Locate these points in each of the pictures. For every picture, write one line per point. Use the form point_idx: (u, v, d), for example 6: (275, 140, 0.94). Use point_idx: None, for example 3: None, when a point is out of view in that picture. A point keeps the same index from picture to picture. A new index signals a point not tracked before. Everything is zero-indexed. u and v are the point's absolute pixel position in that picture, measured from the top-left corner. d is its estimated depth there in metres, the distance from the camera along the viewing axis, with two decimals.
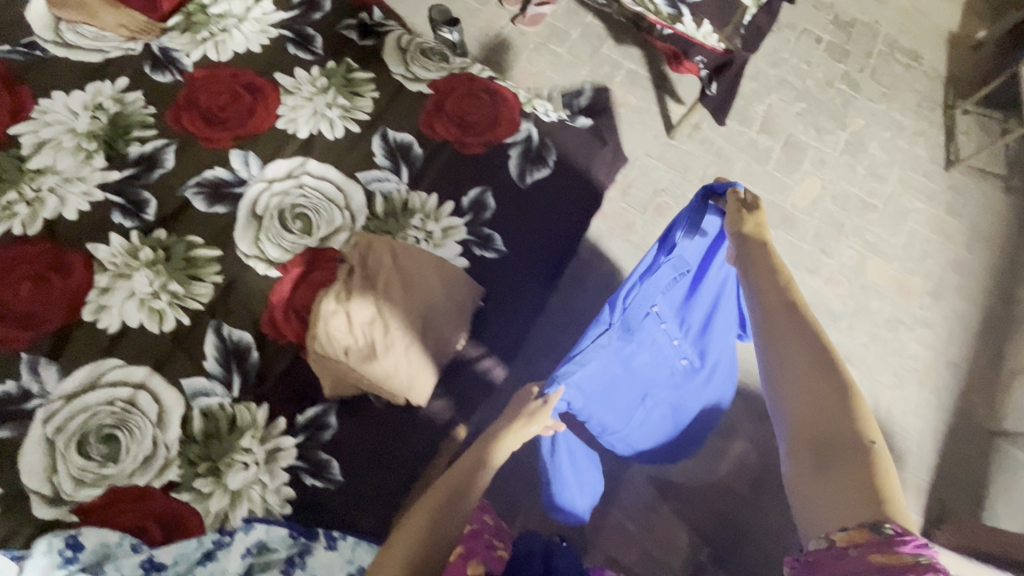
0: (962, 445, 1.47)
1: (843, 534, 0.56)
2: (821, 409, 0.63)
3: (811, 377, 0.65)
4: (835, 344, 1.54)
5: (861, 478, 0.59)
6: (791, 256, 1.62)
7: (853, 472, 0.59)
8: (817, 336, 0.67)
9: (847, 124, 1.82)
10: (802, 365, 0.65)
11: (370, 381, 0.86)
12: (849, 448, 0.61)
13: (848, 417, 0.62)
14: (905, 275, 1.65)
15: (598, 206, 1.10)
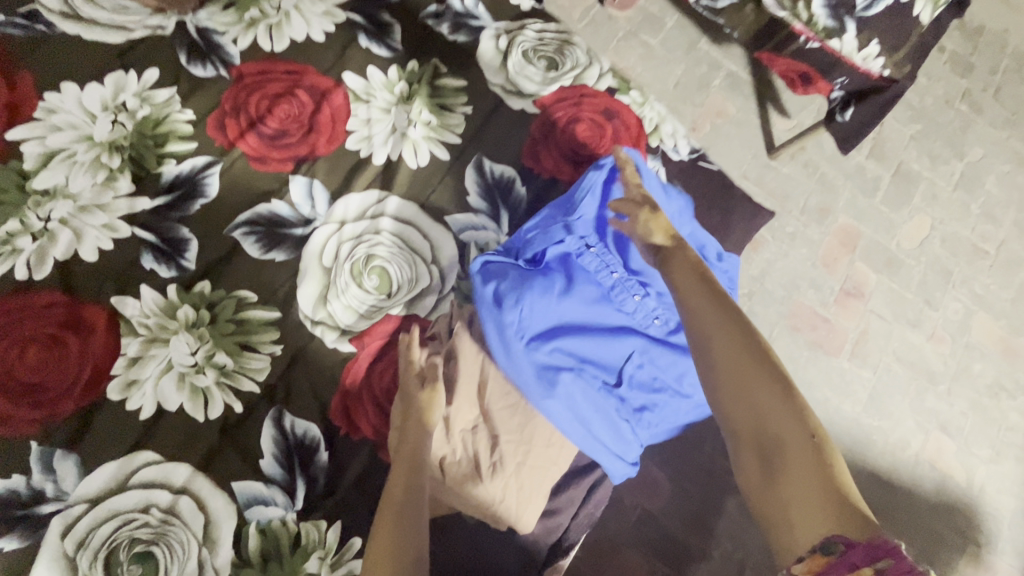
0: None
1: (800, 565, 0.44)
2: (753, 411, 0.52)
3: (739, 371, 0.54)
4: (932, 410, 1.39)
5: (813, 487, 0.47)
6: (893, 306, 1.44)
7: (799, 479, 0.48)
8: (740, 324, 0.57)
9: (964, 152, 1.60)
10: (728, 367, 0.55)
11: (466, 503, 0.70)
12: (791, 449, 0.50)
13: (790, 417, 0.51)
14: (1013, 335, 1.48)
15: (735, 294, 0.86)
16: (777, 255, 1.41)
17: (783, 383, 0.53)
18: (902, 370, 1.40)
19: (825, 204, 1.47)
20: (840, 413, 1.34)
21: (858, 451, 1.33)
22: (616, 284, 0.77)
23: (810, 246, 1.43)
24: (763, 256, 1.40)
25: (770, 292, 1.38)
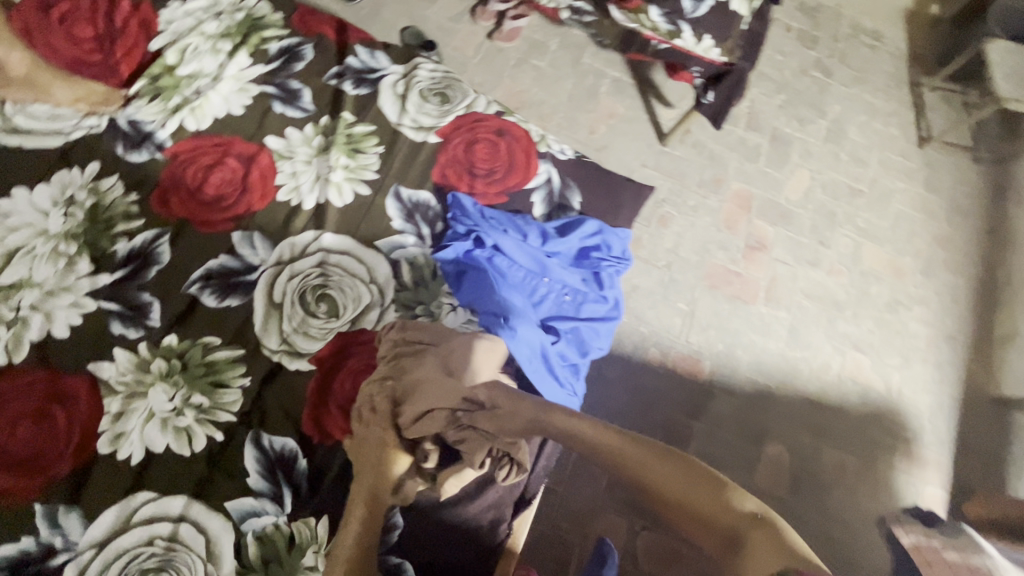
0: (971, 416, 1.55)
1: None
2: (707, 525, 0.61)
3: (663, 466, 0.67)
4: (844, 334, 1.58)
5: (762, 549, 0.56)
6: (793, 251, 1.64)
7: (760, 559, 0.55)
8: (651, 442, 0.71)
9: (826, 111, 1.85)
10: (675, 486, 0.65)
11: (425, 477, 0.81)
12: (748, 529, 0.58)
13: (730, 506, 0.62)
14: (897, 256, 1.71)
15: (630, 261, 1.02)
16: (686, 226, 1.60)
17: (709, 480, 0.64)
18: (812, 305, 1.59)
19: (718, 175, 1.67)
20: (767, 352, 1.51)
21: (789, 382, 1.49)
22: (528, 276, 0.95)
23: (712, 214, 1.63)
24: (674, 229, 1.59)
25: (685, 258, 1.56)
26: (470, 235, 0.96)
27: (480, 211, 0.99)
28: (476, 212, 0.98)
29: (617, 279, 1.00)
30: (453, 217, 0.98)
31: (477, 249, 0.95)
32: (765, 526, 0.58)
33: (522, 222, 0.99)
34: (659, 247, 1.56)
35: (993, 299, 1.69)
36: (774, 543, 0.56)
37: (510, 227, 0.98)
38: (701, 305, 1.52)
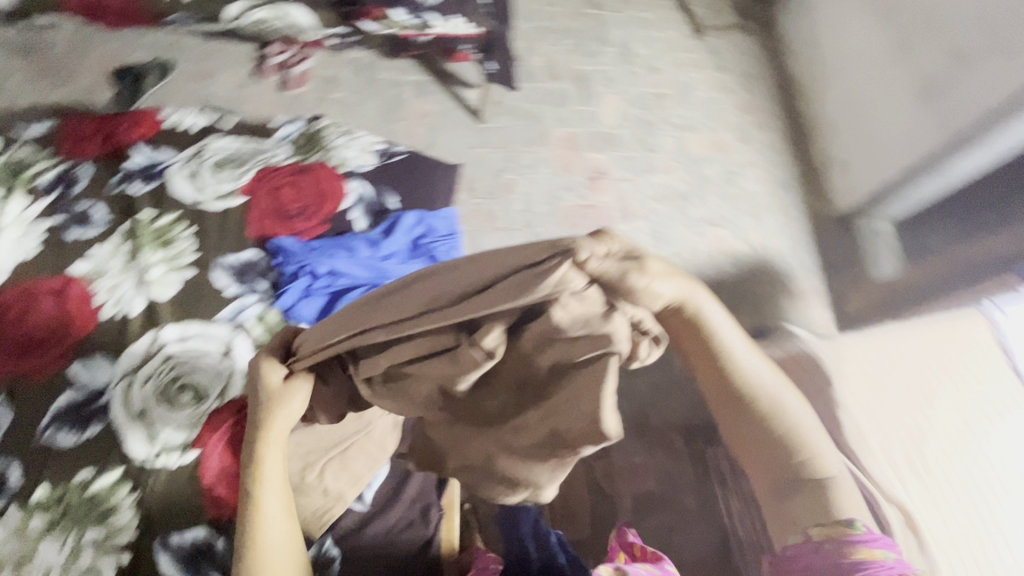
0: (822, 240, 1.76)
1: (818, 530, 0.75)
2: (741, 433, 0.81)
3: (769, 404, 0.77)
4: (699, 217, 1.75)
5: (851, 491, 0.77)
6: (629, 165, 1.79)
7: (801, 511, 0.77)
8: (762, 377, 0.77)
9: (610, 39, 2.02)
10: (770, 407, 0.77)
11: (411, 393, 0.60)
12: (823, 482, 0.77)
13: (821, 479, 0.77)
14: (716, 135, 1.90)
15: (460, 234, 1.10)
16: (530, 185, 1.71)
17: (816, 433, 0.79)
18: (663, 204, 1.75)
19: (540, 129, 1.80)
20: None
21: None
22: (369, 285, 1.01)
23: (548, 164, 1.75)
24: (521, 192, 1.69)
25: (541, 212, 1.67)
26: (301, 270, 1.00)
27: (304, 248, 1.03)
28: (300, 250, 1.02)
29: (453, 253, 1.08)
30: (281, 263, 1.02)
31: (313, 282, 1.00)
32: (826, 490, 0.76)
33: (345, 240, 1.04)
34: (513, 212, 1.65)
35: (803, 138, 1.92)
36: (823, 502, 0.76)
37: (337, 249, 1.03)
38: (572, 247, 1.63)
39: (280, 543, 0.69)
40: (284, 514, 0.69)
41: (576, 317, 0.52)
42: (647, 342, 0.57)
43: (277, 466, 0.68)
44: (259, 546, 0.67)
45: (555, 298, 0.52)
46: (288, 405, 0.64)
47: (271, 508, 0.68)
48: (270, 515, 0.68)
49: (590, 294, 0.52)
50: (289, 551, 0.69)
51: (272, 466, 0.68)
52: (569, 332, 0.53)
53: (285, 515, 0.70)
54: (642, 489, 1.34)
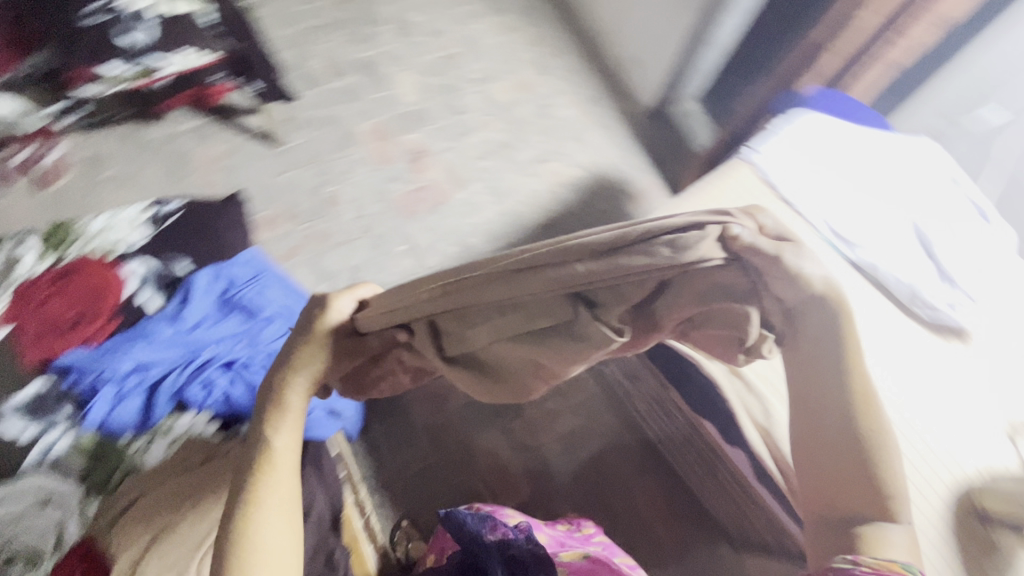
0: (641, 139, 1.89)
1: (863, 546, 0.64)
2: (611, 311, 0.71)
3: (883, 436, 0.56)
4: (528, 159, 1.79)
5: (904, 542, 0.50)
6: (446, 134, 1.78)
7: None
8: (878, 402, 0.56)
9: (381, 18, 1.97)
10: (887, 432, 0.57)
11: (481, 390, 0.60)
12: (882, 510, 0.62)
13: None
14: (516, 76, 1.93)
15: (266, 265, 1.07)
16: (356, 188, 1.64)
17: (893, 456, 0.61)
18: (491, 159, 1.76)
19: (344, 131, 1.73)
20: (491, 219, 1.66)
21: (522, 224, 1.67)
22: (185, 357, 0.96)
23: (366, 162, 1.69)
24: (349, 199, 1.63)
25: (377, 211, 1.62)
26: (101, 377, 0.91)
27: (96, 353, 0.94)
28: (90, 359, 0.93)
29: (263, 287, 1.04)
30: (74, 378, 0.91)
31: (121, 382, 0.92)
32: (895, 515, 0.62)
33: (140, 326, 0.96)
34: (348, 221, 1.59)
35: (593, 53, 2.01)
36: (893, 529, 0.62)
37: (134, 340, 0.95)
38: (419, 232, 1.60)
39: (276, 549, 0.51)
40: (285, 509, 0.54)
41: (717, 287, 0.48)
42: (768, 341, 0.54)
43: (291, 438, 0.57)
44: (248, 545, 0.50)
45: (691, 272, 0.47)
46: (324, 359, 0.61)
47: (267, 499, 0.53)
48: (263, 512, 0.53)
49: (740, 272, 0.48)
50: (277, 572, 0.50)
51: (280, 433, 0.57)
52: (696, 305, 0.49)
53: (282, 512, 0.54)
54: (555, 433, 1.37)
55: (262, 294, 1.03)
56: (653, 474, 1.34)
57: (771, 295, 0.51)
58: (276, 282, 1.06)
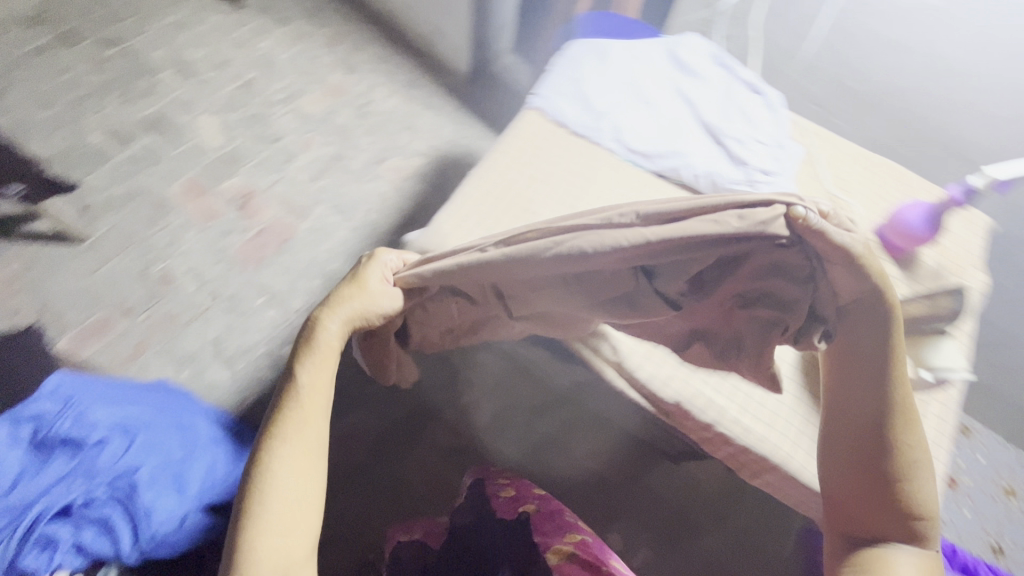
0: (471, 107, 1.85)
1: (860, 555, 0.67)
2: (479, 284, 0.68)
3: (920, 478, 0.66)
4: (365, 163, 1.70)
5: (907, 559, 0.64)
6: (270, 167, 1.66)
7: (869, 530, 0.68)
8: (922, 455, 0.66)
9: (154, 66, 1.77)
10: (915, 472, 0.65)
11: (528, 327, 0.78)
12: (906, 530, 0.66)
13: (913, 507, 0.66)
14: (324, 83, 1.82)
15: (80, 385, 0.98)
16: (189, 257, 1.50)
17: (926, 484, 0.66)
18: (327, 177, 1.66)
19: (155, 200, 1.56)
20: (347, 238, 1.57)
21: (380, 232, 1.60)
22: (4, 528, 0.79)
23: (190, 226, 1.54)
24: (185, 271, 1.48)
25: (220, 272, 1.49)
26: None
27: None
28: None
29: (80, 408, 0.93)
30: None
31: None
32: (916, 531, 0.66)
33: None
34: (193, 294, 1.45)
35: (395, 35, 1.92)
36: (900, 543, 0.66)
37: None
38: (274, 278, 1.50)
39: (288, 474, 0.62)
40: (301, 452, 0.64)
41: (775, 264, 0.56)
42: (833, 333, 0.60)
43: (317, 384, 0.69)
44: (268, 468, 0.62)
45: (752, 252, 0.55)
46: (353, 315, 0.73)
47: (286, 436, 0.65)
48: (282, 446, 0.64)
49: (800, 253, 0.55)
50: (288, 496, 0.61)
51: (307, 370, 0.70)
52: (750, 283, 0.58)
53: (299, 449, 0.64)
54: (476, 423, 1.33)
55: (84, 415, 0.92)
56: (576, 423, 1.35)
57: (826, 283, 0.58)
58: (95, 397, 0.96)
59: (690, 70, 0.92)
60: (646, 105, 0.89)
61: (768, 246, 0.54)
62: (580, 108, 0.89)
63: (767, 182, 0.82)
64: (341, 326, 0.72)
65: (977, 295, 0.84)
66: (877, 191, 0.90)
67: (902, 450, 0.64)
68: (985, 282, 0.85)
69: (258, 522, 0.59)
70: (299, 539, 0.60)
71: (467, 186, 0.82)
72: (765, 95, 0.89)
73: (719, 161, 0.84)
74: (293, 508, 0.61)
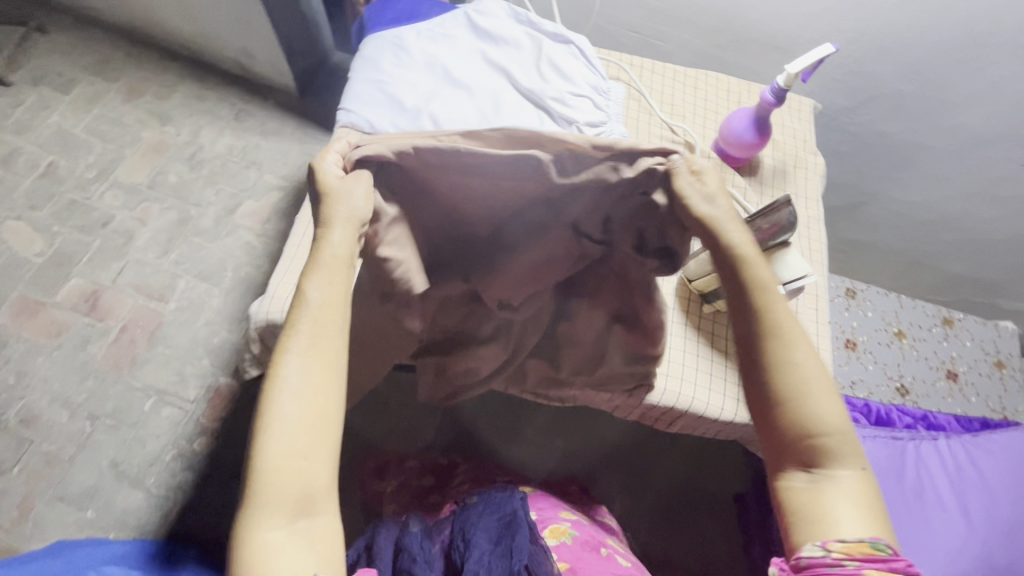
0: (313, 122, 1.70)
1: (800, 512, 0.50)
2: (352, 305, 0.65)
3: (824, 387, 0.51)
4: (216, 218, 1.54)
5: (855, 506, 0.48)
6: (108, 256, 1.46)
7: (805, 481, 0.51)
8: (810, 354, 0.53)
9: None
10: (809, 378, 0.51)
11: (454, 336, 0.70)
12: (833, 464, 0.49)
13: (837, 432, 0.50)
14: (140, 143, 1.61)
15: None
16: (49, 385, 1.31)
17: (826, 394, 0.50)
18: (178, 246, 1.49)
19: None
20: (223, 305, 1.43)
21: (258, 287, 1.47)
22: None
23: (37, 351, 1.34)
24: (50, 402, 1.30)
25: (92, 389, 1.32)
26: None
27: None
28: None
29: None
30: None
31: None
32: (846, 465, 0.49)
33: None
34: (68, 424, 1.28)
35: (203, 66, 1.71)
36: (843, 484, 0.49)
37: None
38: (158, 374, 1.35)
39: (295, 404, 0.47)
40: (319, 374, 0.48)
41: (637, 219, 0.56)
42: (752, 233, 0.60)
43: (330, 291, 0.50)
44: (268, 399, 0.47)
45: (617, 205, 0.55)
46: (350, 209, 0.52)
47: (297, 353, 0.49)
48: (289, 368, 0.48)
49: (646, 207, 0.55)
50: (299, 429, 0.47)
51: (313, 282, 0.51)
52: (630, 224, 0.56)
53: (313, 372, 0.48)
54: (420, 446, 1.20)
55: None
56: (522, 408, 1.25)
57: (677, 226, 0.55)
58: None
59: (493, 38, 0.87)
60: (459, 89, 0.83)
61: (633, 199, 0.54)
62: (392, 113, 0.81)
63: (597, 132, 0.79)
64: (348, 227, 0.52)
65: (818, 177, 0.88)
66: (704, 106, 0.90)
67: (786, 364, 0.51)
68: (823, 162, 0.89)
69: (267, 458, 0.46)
70: (318, 480, 0.47)
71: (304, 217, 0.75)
72: (573, 41, 0.85)
73: (547, 124, 0.79)
74: (311, 443, 0.47)
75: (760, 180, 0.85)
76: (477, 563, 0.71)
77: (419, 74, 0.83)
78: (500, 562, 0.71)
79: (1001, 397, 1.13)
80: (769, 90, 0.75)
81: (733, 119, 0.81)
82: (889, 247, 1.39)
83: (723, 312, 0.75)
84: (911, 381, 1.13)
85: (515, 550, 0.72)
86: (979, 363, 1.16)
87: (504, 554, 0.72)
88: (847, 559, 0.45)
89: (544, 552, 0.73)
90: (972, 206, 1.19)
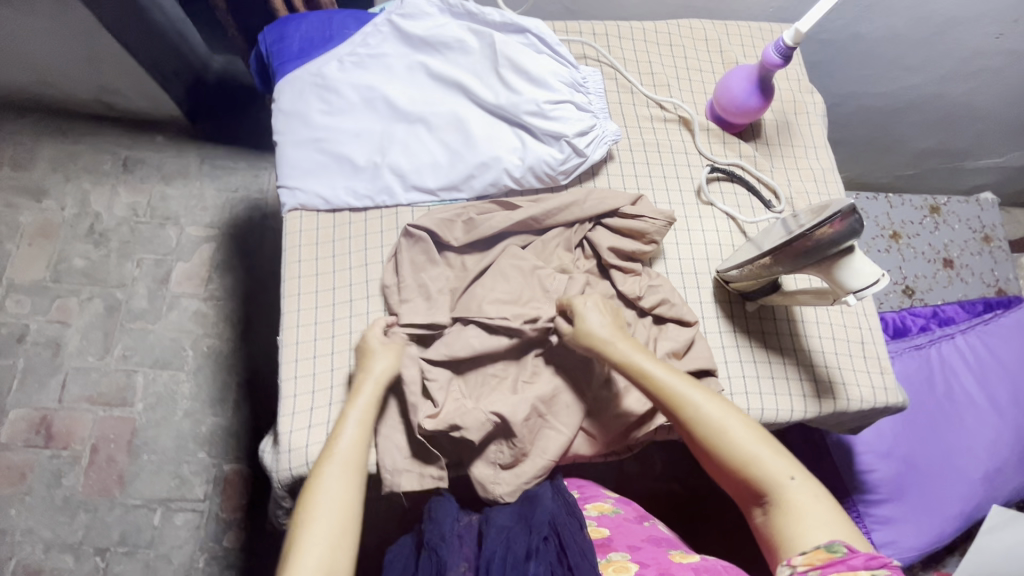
0: (217, 147, 1.39)
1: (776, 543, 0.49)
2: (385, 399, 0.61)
3: (726, 421, 0.53)
4: (148, 293, 1.30)
5: (820, 513, 0.48)
6: (41, 374, 1.24)
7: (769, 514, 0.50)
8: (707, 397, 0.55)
9: None
10: (712, 423, 0.53)
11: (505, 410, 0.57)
12: (777, 491, 0.50)
13: (763, 461, 0.51)
14: (21, 231, 1.32)
15: None
16: (37, 535, 1.15)
17: (733, 429, 0.53)
18: (117, 338, 1.26)
19: None
20: (195, 389, 1.24)
21: (227, 358, 1.26)
22: None
23: (6, 505, 1.16)
24: (47, 552, 1.14)
25: (87, 523, 1.16)
26: None
27: None
28: None
29: None
30: None
31: None
32: (785, 485, 0.50)
33: None
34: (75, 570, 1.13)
35: (58, 116, 1.37)
36: (793, 504, 0.49)
37: None
38: (155, 484, 1.19)
39: (334, 505, 0.48)
40: (349, 479, 0.50)
41: (594, 258, 0.67)
42: (757, 265, 0.62)
43: (365, 412, 0.55)
44: (302, 504, 0.48)
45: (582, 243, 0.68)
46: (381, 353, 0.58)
47: (335, 465, 0.51)
48: (330, 470, 0.50)
49: (592, 255, 0.67)
50: (336, 524, 0.47)
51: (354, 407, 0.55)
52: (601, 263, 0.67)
53: (346, 474, 0.50)
54: None
55: None
56: None
57: (619, 270, 0.66)
58: None
59: (431, 45, 0.70)
60: (414, 123, 0.68)
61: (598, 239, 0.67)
62: (345, 176, 0.67)
63: (590, 140, 0.69)
64: (387, 362, 0.58)
65: (821, 118, 0.80)
66: (685, 65, 0.79)
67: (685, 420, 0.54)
68: (822, 99, 0.81)
69: (298, 557, 0.44)
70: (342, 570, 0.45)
71: (286, 335, 0.63)
72: (529, 28, 0.70)
73: (531, 146, 0.68)
74: (340, 538, 0.46)
75: (766, 141, 0.77)
76: (494, 540, 0.53)
77: (361, 117, 0.68)
78: (519, 537, 0.53)
79: (994, 271, 1.17)
80: (773, 49, 0.66)
81: (730, 84, 0.72)
82: (876, 140, 1.32)
83: (767, 304, 0.70)
84: (914, 280, 1.14)
85: (536, 524, 0.54)
86: (970, 244, 1.17)
87: (525, 523, 0.55)
88: (809, 568, 0.45)
89: (578, 521, 0.56)
90: (949, 86, 1.14)
